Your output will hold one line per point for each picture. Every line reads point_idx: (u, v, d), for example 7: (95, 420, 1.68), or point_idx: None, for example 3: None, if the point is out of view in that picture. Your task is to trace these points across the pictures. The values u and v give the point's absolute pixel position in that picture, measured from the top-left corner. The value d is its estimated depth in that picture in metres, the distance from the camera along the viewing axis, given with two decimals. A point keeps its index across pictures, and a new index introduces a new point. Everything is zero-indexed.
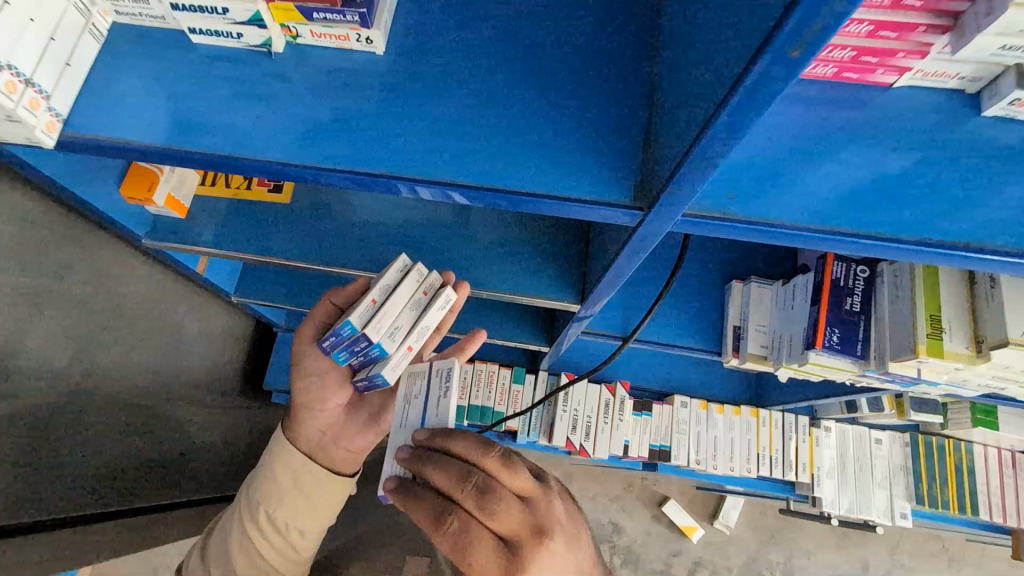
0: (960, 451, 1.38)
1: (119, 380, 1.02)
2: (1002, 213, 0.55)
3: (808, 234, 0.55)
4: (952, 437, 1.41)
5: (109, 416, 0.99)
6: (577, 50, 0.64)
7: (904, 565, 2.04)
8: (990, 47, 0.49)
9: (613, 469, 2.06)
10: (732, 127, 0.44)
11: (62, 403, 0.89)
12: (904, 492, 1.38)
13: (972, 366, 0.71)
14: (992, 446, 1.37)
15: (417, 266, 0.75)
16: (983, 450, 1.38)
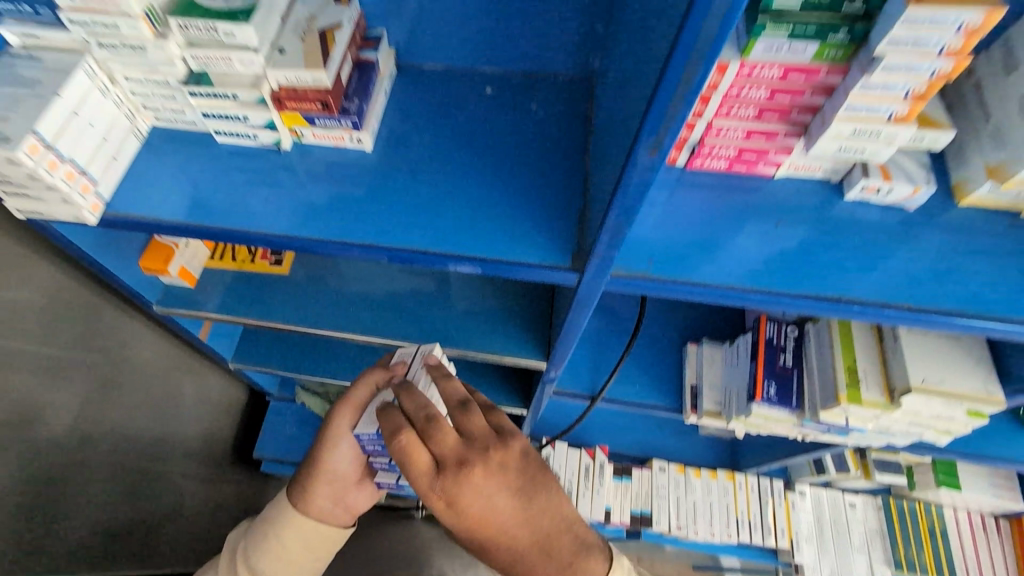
0: (932, 515, 1.39)
1: (111, 445, 1.25)
2: (881, 273, 0.63)
3: (720, 293, 0.63)
4: (924, 500, 1.42)
5: (97, 474, 1.23)
6: (518, 146, 0.78)
7: None
8: (831, 149, 0.60)
9: None
10: (624, 211, 0.52)
11: (58, 463, 1.13)
12: (883, 558, 1.40)
13: (890, 413, 0.77)
14: (963, 509, 1.39)
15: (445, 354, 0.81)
16: (953, 513, 1.39)
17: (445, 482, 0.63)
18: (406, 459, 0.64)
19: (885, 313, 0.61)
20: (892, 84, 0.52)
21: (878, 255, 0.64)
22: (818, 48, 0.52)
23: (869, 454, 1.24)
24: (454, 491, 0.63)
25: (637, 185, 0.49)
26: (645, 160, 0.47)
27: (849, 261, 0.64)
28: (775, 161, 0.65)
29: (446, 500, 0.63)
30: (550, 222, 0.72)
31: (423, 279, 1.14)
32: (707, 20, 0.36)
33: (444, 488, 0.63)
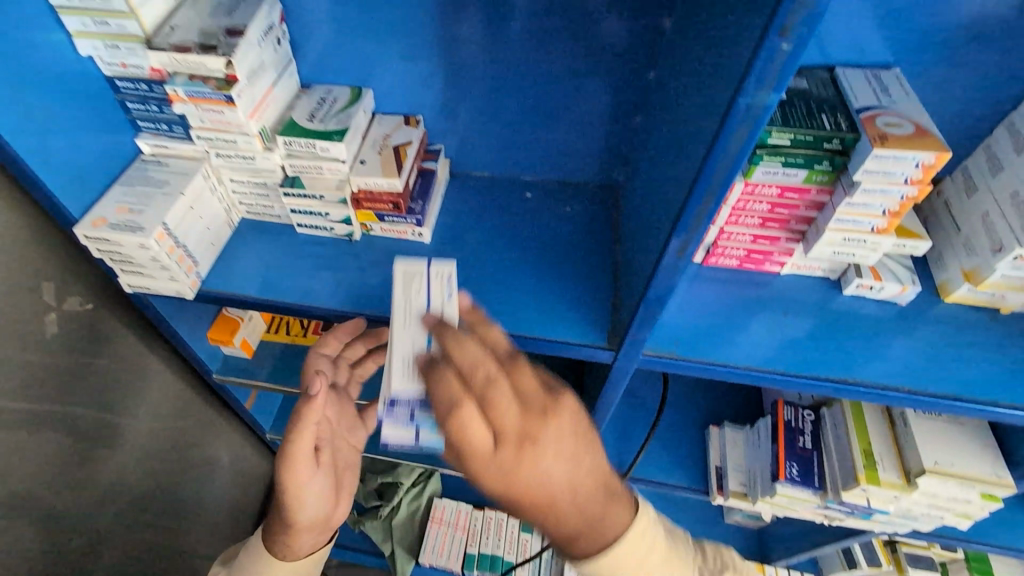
0: None
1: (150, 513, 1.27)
2: (882, 360, 0.71)
3: (739, 373, 0.71)
4: None
5: (130, 545, 1.23)
6: (556, 241, 0.91)
7: None
8: (827, 252, 0.71)
9: None
10: (655, 298, 0.62)
11: (101, 531, 1.14)
12: None
13: (908, 494, 0.81)
14: None
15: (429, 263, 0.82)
16: None
17: (512, 425, 0.54)
18: (459, 422, 0.53)
19: (889, 395, 0.68)
20: (872, 203, 0.65)
21: (878, 344, 0.72)
22: (807, 173, 0.65)
23: (899, 544, 1.23)
24: (516, 467, 0.54)
25: (666, 278, 0.60)
26: (673, 259, 0.57)
27: (852, 348, 0.72)
28: (779, 260, 0.77)
29: (505, 454, 0.54)
30: (584, 308, 0.82)
31: None
32: (719, 167, 0.47)
33: (508, 449, 0.54)
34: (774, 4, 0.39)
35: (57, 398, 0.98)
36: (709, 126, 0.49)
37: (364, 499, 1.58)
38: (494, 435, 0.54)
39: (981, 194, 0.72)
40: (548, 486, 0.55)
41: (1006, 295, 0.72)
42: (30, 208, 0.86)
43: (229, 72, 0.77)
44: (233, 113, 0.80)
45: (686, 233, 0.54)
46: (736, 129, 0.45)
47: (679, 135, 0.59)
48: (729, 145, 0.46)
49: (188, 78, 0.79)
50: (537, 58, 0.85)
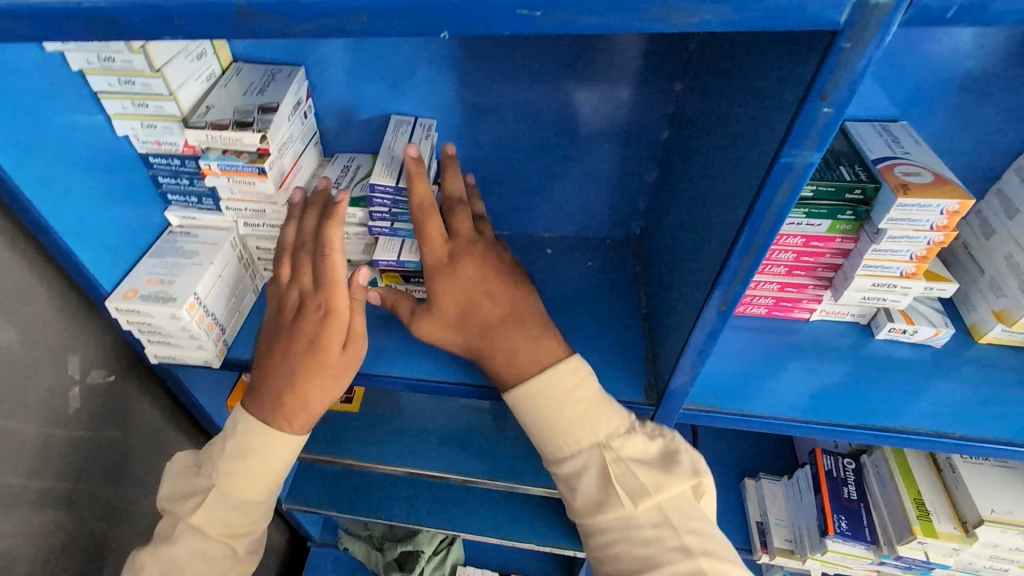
0: None
1: None
2: (930, 405, 0.69)
3: (783, 424, 0.69)
4: None
5: None
6: (581, 296, 0.91)
7: None
8: (857, 297, 0.72)
9: None
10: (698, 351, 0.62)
11: None
12: None
13: (968, 546, 0.76)
14: None
15: (420, 121, 0.89)
16: None
17: (461, 242, 0.73)
18: (425, 231, 0.71)
19: (941, 442, 0.66)
20: (899, 249, 0.65)
21: (920, 388, 0.71)
22: (831, 222, 0.67)
23: None
24: (461, 254, 0.72)
25: (710, 330, 0.60)
26: (716, 311, 0.58)
27: (896, 394, 0.70)
28: (808, 307, 0.77)
29: (457, 262, 0.71)
30: (617, 362, 0.81)
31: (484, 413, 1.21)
32: (762, 222, 0.49)
33: (461, 252, 0.72)
34: (812, 72, 0.41)
35: (72, 476, 0.95)
36: (747, 183, 0.51)
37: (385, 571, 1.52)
38: (448, 283, 0.72)
39: (999, 237, 0.72)
40: (478, 296, 0.72)
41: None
42: (62, 281, 0.87)
43: (262, 145, 0.79)
44: (264, 184, 0.82)
45: (728, 286, 0.55)
46: (779, 186, 0.46)
47: (711, 190, 0.61)
48: (770, 201, 0.47)
49: (221, 153, 0.81)
50: (556, 124, 0.87)
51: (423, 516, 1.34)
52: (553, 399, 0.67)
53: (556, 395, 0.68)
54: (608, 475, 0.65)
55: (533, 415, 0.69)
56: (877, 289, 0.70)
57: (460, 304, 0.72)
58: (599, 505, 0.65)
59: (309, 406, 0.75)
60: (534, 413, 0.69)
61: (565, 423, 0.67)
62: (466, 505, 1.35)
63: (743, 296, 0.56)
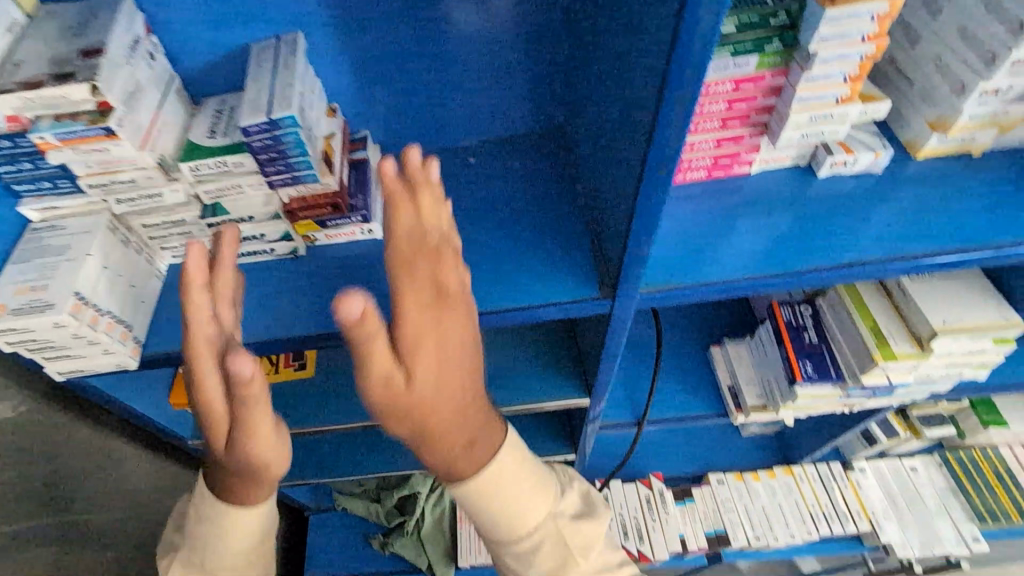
0: (992, 458, 1.31)
1: None
2: (877, 233, 0.68)
3: (740, 285, 0.67)
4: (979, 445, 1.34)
5: None
6: (515, 200, 0.84)
7: None
8: (795, 136, 0.68)
9: None
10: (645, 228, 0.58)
11: None
12: (964, 515, 1.28)
13: (925, 360, 0.79)
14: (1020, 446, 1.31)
15: (293, 38, 0.77)
16: (1011, 452, 1.30)
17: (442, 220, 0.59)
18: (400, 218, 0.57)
19: (893, 267, 0.66)
20: (830, 73, 0.61)
21: (868, 220, 0.69)
22: (758, 58, 0.61)
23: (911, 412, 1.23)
24: (442, 230, 0.58)
25: (653, 197, 0.54)
26: (656, 178, 0.52)
27: (843, 229, 0.69)
28: (746, 159, 0.72)
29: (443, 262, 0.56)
30: (566, 259, 0.76)
31: None
32: (689, 55, 0.43)
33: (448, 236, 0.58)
34: None
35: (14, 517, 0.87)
36: (665, 16, 0.44)
37: (387, 520, 1.54)
38: (439, 288, 0.55)
39: (924, 42, 0.69)
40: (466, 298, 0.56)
41: (975, 135, 0.70)
42: None
43: (98, 99, 0.65)
44: (120, 147, 0.69)
45: (665, 141, 0.49)
46: (702, 5, 0.40)
47: (627, 44, 0.54)
48: (697, 22, 0.41)
49: (54, 120, 0.67)
50: None
51: (410, 461, 1.33)
52: (498, 489, 0.61)
53: (507, 480, 0.61)
54: (560, 542, 0.65)
55: (483, 509, 0.61)
56: (813, 124, 0.66)
57: (457, 394, 0.54)
58: (534, 549, 0.64)
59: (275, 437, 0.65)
60: (478, 500, 0.61)
61: (507, 505, 0.62)
62: None
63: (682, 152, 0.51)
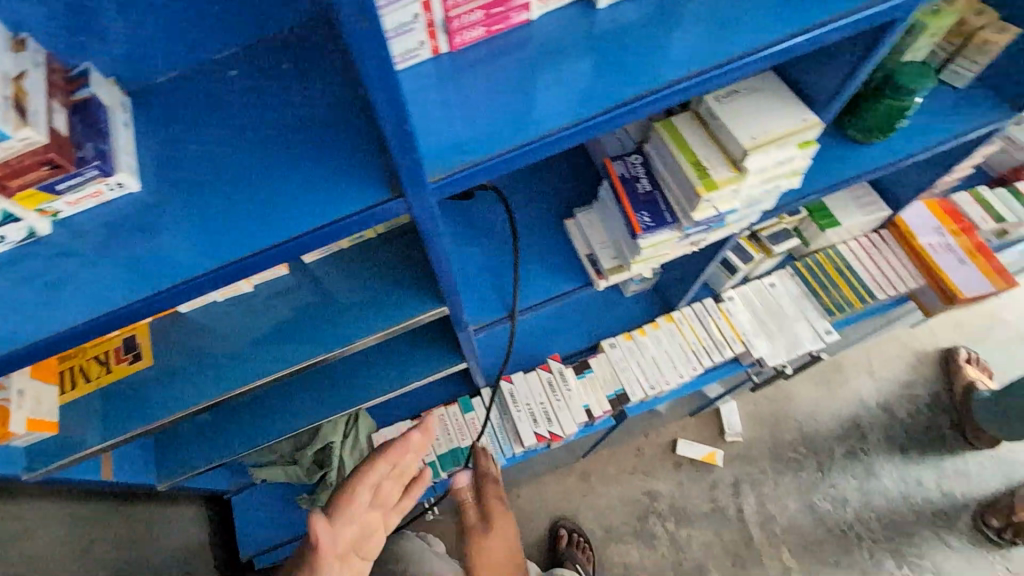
0: (832, 258, 1.44)
1: None
2: (651, 61, 0.66)
3: (532, 146, 0.62)
4: (821, 249, 1.47)
5: None
6: (289, 105, 0.70)
7: (882, 378, 2.38)
8: None
9: (619, 445, 2.29)
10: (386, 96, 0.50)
11: None
12: (817, 313, 1.42)
13: (743, 181, 0.79)
14: (854, 239, 1.44)
15: None
16: (847, 247, 1.44)
17: None
18: None
19: (672, 92, 0.64)
20: None
21: (647, 51, 0.67)
22: None
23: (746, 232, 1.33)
24: None
25: (372, 52, 0.47)
26: (359, 29, 0.45)
27: (619, 65, 0.66)
28: (521, 5, 0.65)
29: None
30: (357, 161, 0.65)
31: (293, 293, 1.04)
32: None
33: None
34: None
35: None
36: None
37: (309, 476, 1.51)
38: None
39: None
40: None
41: None
42: None
43: None
44: None
45: None
46: None
47: None
48: None
49: None
50: None
51: (306, 416, 1.27)
52: None
53: None
54: None
55: None
56: None
57: None
58: None
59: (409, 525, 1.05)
60: None
61: None
62: (343, 385, 1.28)
63: None
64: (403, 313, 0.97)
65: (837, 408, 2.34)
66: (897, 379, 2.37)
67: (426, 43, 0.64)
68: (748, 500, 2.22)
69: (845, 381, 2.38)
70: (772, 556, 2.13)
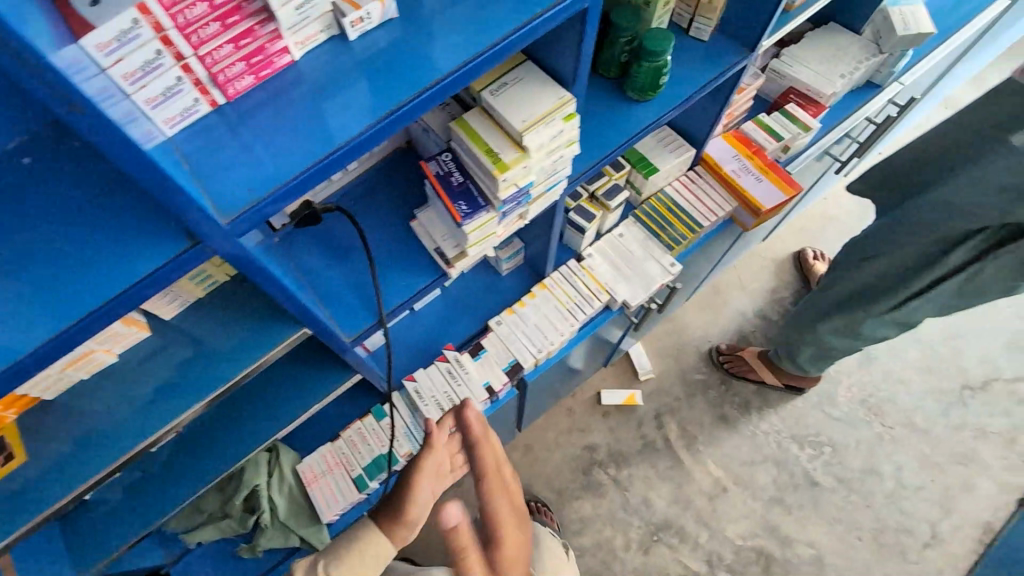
0: (662, 200, 1.65)
1: None
2: (402, 77, 0.76)
3: (309, 175, 0.72)
4: (653, 195, 1.68)
5: None
6: (47, 167, 0.65)
7: (753, 290, 2.71)
8: (289, 13, 0.68)
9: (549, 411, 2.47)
10: (135, 164, 0.56)
11: None
12: (661, 250, 1.62)
13: (529, 158, 0.93)
14: (675, 180, 1.67)
15: None
16: (672, 188, 1.66)
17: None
18: None
19: (418, 103, 0.75)
20: None
21: (392, 69, 0.77)
22: None
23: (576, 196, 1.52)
24: None
25: (100, 129, 0.52)
26: (82, 119, 0.50)
27: (370, 89, 0.75)
28: (279, 48, 0.71)
29: None
30: (150, 217, 0.66)
31: (170, 350, 1.06)
32: None
33: None
34: None
35: None
36: None
37: (243, 526, 1.48)
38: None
39: None
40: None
41: None
42: None
43: None
44: None
45: (37, 82, 0.46)
46: None
47: None
48: None
49: None
50: None
51: (220, 465, 1.29)
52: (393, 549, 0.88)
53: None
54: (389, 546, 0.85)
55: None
56: None
57: None
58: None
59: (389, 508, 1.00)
60: None
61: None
62: (251, 426, 1.31)
63: (77, 86, 0.48)
64: (275, 341, 1.03)
65: (723, 325, 2.64)
66: (764, 287, 2.71)
67: (201, 99, 0.70)
68: (671, 426, 2.46)
69: (724, 300, 2.69)
70: (701, 469, 2.38)
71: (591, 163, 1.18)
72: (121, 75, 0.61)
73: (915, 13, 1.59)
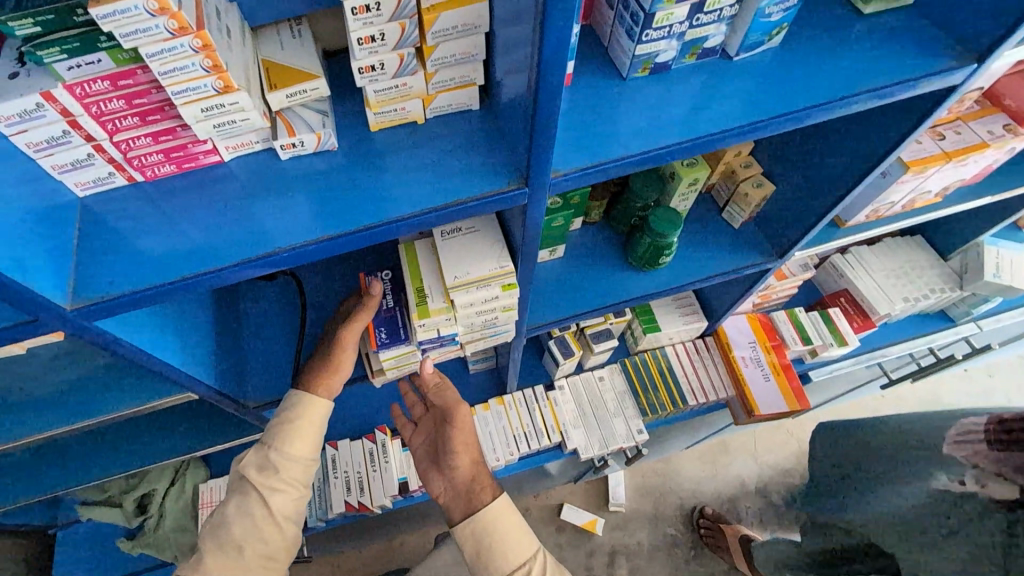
0: (657, 359, 1.50)
1: None
2: (317, 212, 0.70)
3: (176, 286, 0.67)
4: (651, 348, 1.53)
5: None
6: None
7: (770, 464, 2.27)
8: (208, 129, 0.66)
9: None
10: None
11: None
12: (634, 412, 1.47)
13: (456, 313, 0.86)
14: (678, 342, 1.51)
15: None
16: (673, 349, 1.51)
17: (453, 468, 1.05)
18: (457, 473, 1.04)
19: (312, 248, 0.68)
20: (183, 65, 0.57)
21: (304, 202, 0.71)
22: (107, 55, 0.55)
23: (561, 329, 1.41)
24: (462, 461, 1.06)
25: None
26: None
27: (275, 214, 0.70)
28: (204, 150, 0.70)
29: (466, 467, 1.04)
30: None
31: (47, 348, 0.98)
32: None
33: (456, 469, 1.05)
34: None
35: None
36: None
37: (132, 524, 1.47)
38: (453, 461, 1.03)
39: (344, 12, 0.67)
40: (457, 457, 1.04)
41: (405, 106, 0.70)
42: None
43: None
44: None
45: None
46: None
47: None
48: None
49: None
50: None
51: None
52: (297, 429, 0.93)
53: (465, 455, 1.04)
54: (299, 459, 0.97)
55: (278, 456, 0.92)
56: (214, 113, 0.64)
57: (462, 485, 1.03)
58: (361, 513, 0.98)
59: (341, 376, 0.95)
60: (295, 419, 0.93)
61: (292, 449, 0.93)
62: None
63: None
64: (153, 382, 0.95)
65: (720, 488, 2.22)
66: (778, 465, 2.26)
67: (116, 173, 0.69)
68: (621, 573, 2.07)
69: (729, 461, 2.27)
70: None
71: (559, 317, 1.11)
72: (24, 143, 0.60)
73: (1013, 262, 1.39)
